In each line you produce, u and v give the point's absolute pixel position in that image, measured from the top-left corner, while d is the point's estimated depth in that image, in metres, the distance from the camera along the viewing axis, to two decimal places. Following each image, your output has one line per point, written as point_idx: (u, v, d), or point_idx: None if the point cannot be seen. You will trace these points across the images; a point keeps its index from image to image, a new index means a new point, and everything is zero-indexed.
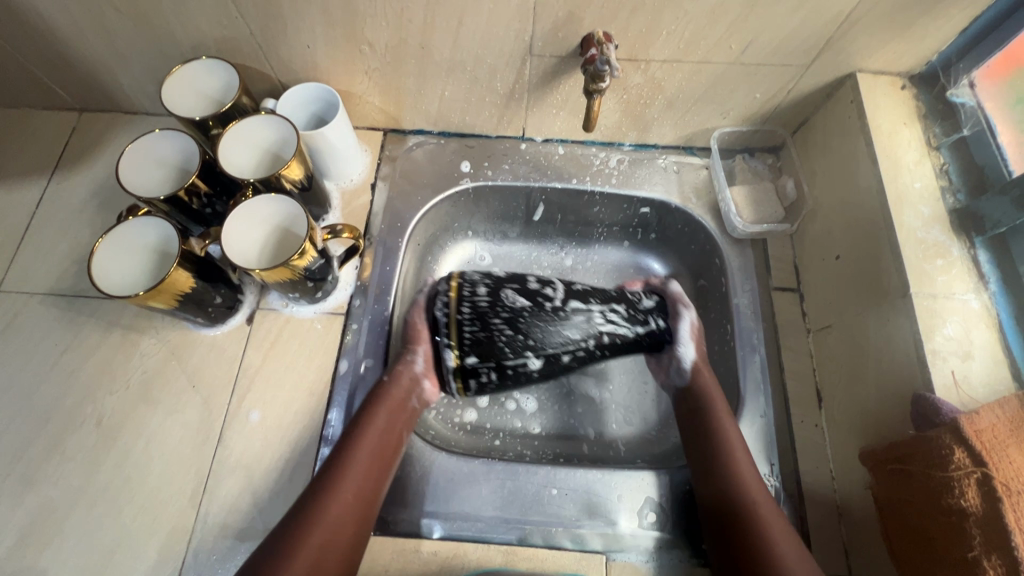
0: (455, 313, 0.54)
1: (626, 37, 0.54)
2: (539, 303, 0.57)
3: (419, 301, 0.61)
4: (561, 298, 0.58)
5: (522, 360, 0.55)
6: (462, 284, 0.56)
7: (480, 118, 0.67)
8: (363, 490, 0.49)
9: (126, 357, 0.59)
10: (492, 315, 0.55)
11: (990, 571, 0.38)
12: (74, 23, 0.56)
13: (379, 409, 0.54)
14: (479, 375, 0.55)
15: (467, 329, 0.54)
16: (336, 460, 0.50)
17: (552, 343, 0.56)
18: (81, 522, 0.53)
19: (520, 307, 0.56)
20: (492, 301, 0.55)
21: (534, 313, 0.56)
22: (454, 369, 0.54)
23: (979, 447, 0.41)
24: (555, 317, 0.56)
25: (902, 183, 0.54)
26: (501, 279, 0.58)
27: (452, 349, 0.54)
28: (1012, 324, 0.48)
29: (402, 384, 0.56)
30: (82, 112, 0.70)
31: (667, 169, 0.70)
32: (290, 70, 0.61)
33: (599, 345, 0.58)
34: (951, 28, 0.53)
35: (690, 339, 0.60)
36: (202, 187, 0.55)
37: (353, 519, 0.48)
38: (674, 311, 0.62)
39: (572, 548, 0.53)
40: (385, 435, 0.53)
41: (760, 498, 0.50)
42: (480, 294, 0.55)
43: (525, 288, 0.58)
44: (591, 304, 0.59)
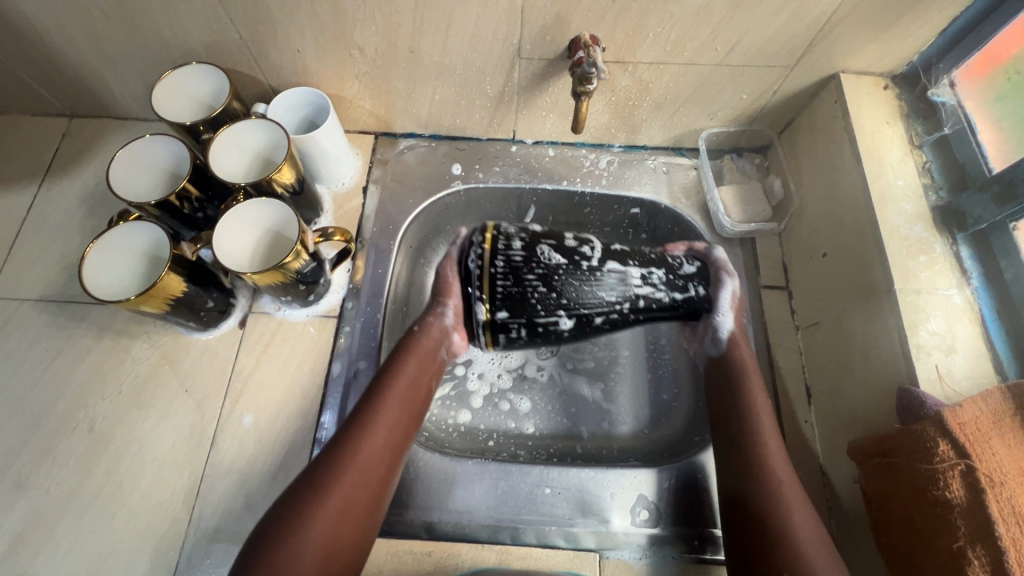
0: (489, 267, 0.51)
1: (613, 40, 0.55)
2: (576, 261, 0.53)
3: (452, 253, 0.57)
4: (598, 257, 0.54)
5: (553, 319, 0.52)
6: (497, 236, 0.53)
7: (470, 121, 0.68)
8: (393, 432, 0.50)
9: (118, 361, 0.59)
10: (526, 271, 0.51)
11: (974, 562, 0.39)
12: (63, 28, 0.56)
13: (409, 356, 0.54)
14: (509, 330, 0.52)
15: (500, 283, 0.51)
16: (365, 404, 0.50)
17: (585, 303, 0.53)
18: (73, 527, 0.53)
19: (556, 265, 0.53)
20: (528, 256, 0.52)
21: (570, 271, 0.53)
22: (484, 323, 0.52)
23: (963, 439, 0.41)
24: (591, 276, 0.53)
25: (886, 181, 0.55)
26: (537, 234, 0.54)
27: (484, 302, 0.51)
28: (994, 318, 0.49)
29: (432, 336, 0.56)
30: (72, 119, 0.70)
31: (656, 169, 0.70)
32: (281, 75, 0.61)
33: (635, 309, 0.54)
34: (931, 29, 0.54)
35: (730, 309, 0.58)
36: (193, 192, 0.55)
37: (383, 461, 0.48)
38: (716, 279, 0.58)
39: (565, 547, 0.54)
40: (414, 383, 0.53)
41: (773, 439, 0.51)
42: (516, 248, 0.52)
43: (563, 244, 0.54)
44: (629, 265, 0.55)
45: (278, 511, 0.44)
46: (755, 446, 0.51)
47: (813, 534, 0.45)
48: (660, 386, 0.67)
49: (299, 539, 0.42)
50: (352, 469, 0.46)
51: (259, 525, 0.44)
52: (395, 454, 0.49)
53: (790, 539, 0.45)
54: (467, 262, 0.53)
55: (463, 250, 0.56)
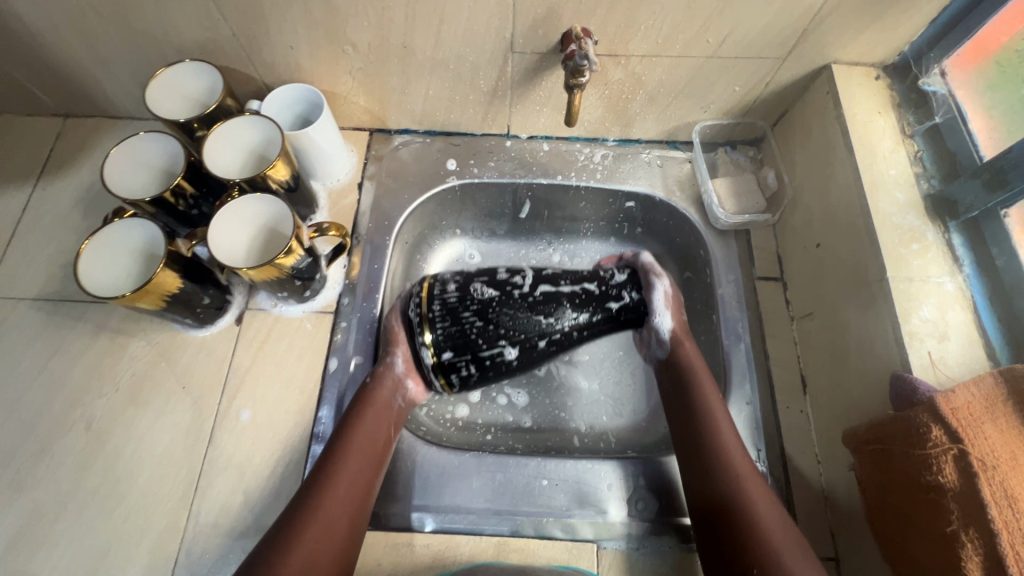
0: (427, 311, 0.53)
1: (606, 33, 0.55)
2: (508, 291, 0.55)
3: (395, 305, 0.60)
4: (530, 283, 0.56)
5: (498, 350, 0.53)
6: (433, 283, 0.55)
7: (464, 116, 0.68)
8: (352, 487, 0.49)
9: (115, 359, 0.59)
10: (462, 309, 0.53)
11: (968, 545, 0.40)
12: (56, 28, 0.56)
13: (364, 411, 0.53)
14: (458, 370, 0.53)
15: (439, 325, 0.53)
16: (322, 465, 0.49)
17: (525, 330, 0.54)
18: (71, 525, 0.53)
19: (489, 298, 0.54)
20: (461, 295, 0.54)
21: (504, 302, 0.54)
22: (433, 366, 0.53)
23: (956, 424, 0.41)
24: (525, 303, 0.55)
25: (878, 171, 0.55)
26: (472, 273, 0.57)
27: (427, 347, 0.53)
28: (987, 304, 0.49)
29: (384, 385, 0.55)
30: (66, 118, 0.70)
31: (650, 163, 0.70)
32: (274, 72, 0.61)
33: (574, 327, 0.55)
34: (921, 18, 0.54)
35: (665, 308, 0.58)
36: (188, 189, 0.56)
37: (344, 517, 0.47)
38: (646, 281, 0.59)
39: (563, 538, 0.54)
40: (371, 435, 0.52)
41: (757, 489, 0.48)
42: (449, 290, 0.54)
43: (496, 278, 0.56)
44: (562, 287, 0.56)
45: None
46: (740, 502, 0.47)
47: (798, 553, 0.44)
48: (656, 378, 0.68)
49: None
50: (311, 531, 0.45)
51: None
52: (360, 507, 0.49)
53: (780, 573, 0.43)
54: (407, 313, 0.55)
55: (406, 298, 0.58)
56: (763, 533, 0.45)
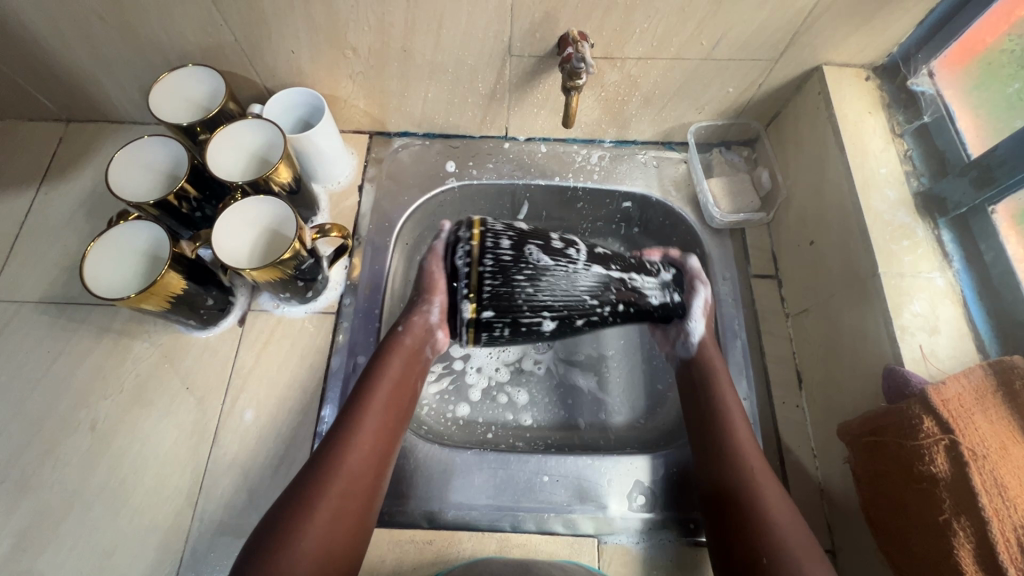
0: (477, 264, 0.50)
1: (601, 36, 0.56)
2: (562, 264, 0.53)
3: (437, 246, 0.57)
4: (583, 260, 0.55)
5: (538, 320, 0.53)
6: (484, 233, 0.52)
7: (463, 119, 0.69)
8: (380, 434, 0.50)
9: (119, 360, 0.60)
10: (515, 271, 0.51)
11: (959, 533, 0.40)
12: (61, 34, 0.57)
13: (394, 354, 0.54)
14: (492, 329, 0.52)
15: (488, 282, 0.50)
16: (351, 410, 0.50)
17: (569, 303, 0.53)
18: (77, 524, 0.53)
19: (544, 265, 0.52)
20: (516, 255, 0.51)
21: (557, 275, 0.53)
22: (467, 321, 0.51)
23: (947, 415, 0.43)
24: (577, 279, 0.53)
25: (869, 169, 0.57)
26: (525, 232, 0.54)
27: (470, 301, 0.51)
28: (975, 299, 0.51)
29: (415, 334, 0.56)
30: (69, 123, 0.71)
31: (647, 163, 0.72)
32: (276, 76, 0.62)
33: (616, 313, 0.55)
34: (909, 21, 0.56)
35: (702, 316, 0.60)
36: (191, 191, 0.56)
37: (371, 466, 0.48)
38: (690, 286, 0.61)
39: (564, 533, 0.55)
40: (398, 384, 0.53)
41: (756, 457, 0.51)
42: (504, 246, 0.51)
43: (549, 244, 0.54)
44: (611, 269, 0.55)
45: (268, 528, 0.44)
46: (740, 469, 0.50)
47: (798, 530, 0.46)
48: (654, 376, 0.69)
49: (292, 547, 0.42)
50: (340, 476, 0.46)
51: (248, 544, 0.43)
52: (385, 455, 0.50)
53: (769, 532, 0.46)
54: (453, 259, 0.52)
55: (447, 246, 0.55)
56: (757, 495, 0.48)
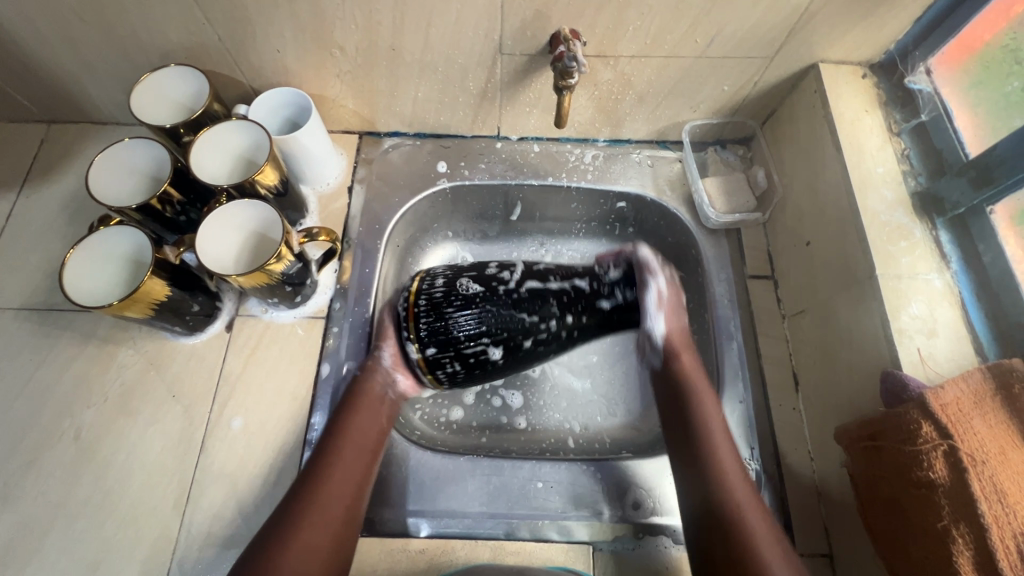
0: (412, 306, 0.53)
1: (594, 34, 0.55)
2: (493, 288, 0.55)
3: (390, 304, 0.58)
4: (516, 280, 0.57)
5: (481, 348, 0.53)
6: (422, 278, 0.55)
7: (454, 118, 0.68)
8: (348, 480, 0.49)
9: (104, 368, 0.58)
10: (446, 305, 0.53)
11: (958, 540, 0.40)
12: (39, 33, 0.55)
13: (360, 403, 0.53)
14: (442, 365, 0.54)
15: (423, 319, 0.52)
16: (320, 459, 0.49)
17: (508, 326, 0.54)
18: (61, 536, 0.52)
19: (473, 293, 0.54)
20: (447, 290, 0.54)
21: (488, 299, 0.54)
22: (418, 362, 0.53)
23: (945, 420, 0.42)
24: (512, 298, 0.55)
25: (866, 169, 0.56)
26: (462, 269, 0.57)
27: (413, 342, 0.53)
28: (974, 301, 0.50)
29: (376, 378, 0.55)
30: (51, 125, 0.69)
31: (641, 163, 0.71)
32: (262, 75, 0.61)
33: (564, 325, 0.56)
34: (906, 17, 0.55)
35: (658, 309, 0.57)
36: (175, 195, 0.55)
37: (338, 519, 0.46)
38: (640, 280, 0.58)
39: (559, 540, 0.54)
40: (365, 429, 0.52)
41: (746, 496, 0.47)
42: (436, 286, 0.54)
43: (482, 274, 0.57)
44: (549, 283, 0.57)
45: None
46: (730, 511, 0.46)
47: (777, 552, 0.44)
48: None
49: None
50: (306, 523, 0.45)
51: None
52: (356, 499, 0.48)
53: None
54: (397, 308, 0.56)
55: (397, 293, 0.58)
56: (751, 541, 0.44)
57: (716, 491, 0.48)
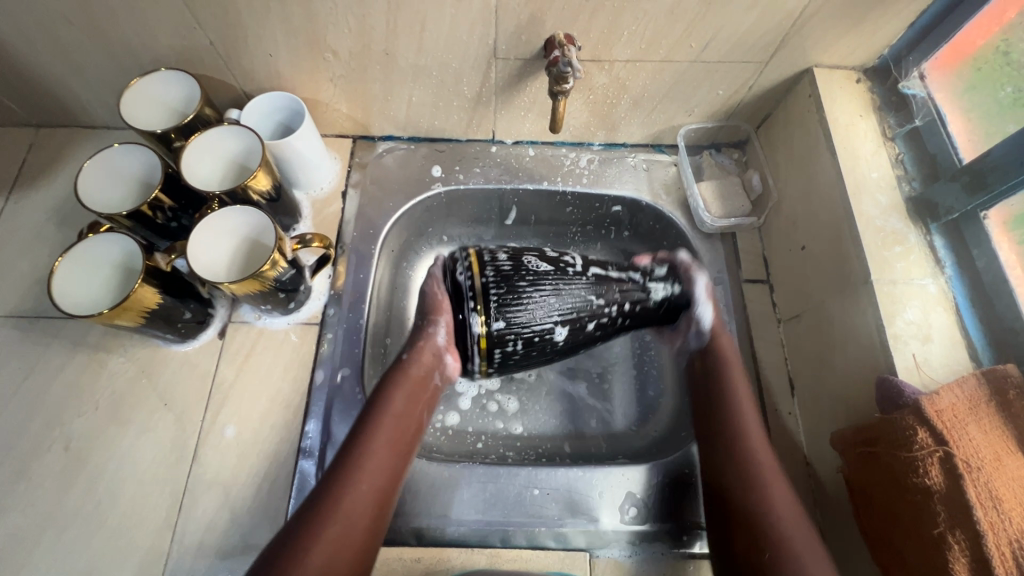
0: (479, 278, 0.52)
1: (589, 39, 0.55)
2: (562, 268, 0.54)
3: (437, 273, 0.58)
4: (581, 264, 0.55)
5: (549, 328, 0.52)
6: (481, 251, 0.54)
7: (449, 122, 0.67)
8: (383, 472, 0.48)
9: (93, 377, 0.58)
10: (517, 279, 0.52)
11: (954, 547, 0.40)
12: (25, 36, 0.54)
13: (401, 388, 0.52)
14: (504, 344, 0.52)
15: (493, 291, 0.51)
16: (353, 449, 0.48)
17: (577, 308, 0.53)
18: (51, 548, 0.51)
19: (544, 271, 0.53)
20: (515, 265, 0.53)
21: (559, 278, 0.54)
22: (479, 335, 0.51)
23: (941, 427, 0.42)
24: (580, 282, 0.54)
25: (860, 174, 0.56)
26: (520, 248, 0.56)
27: (480, 314, 0.51)
28: (968, 307, 0.50)
29: (424, 361, 0.54)
30: (39, 129, 0.68)
31: (636, 167, 0.70)
32: (254, 79, 0.60)
33: (624, 312, 0.55)
34: (899, 22, 0.55)
35: (707, 300, 0.58)
36: (166, 201, 0.54)
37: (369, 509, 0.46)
38: (688, 277, 0.57)
39: (556, 547, 0.54)
40: (400, 424, 0.50)
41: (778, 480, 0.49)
42: (501, 258, 0.53)
43: (546, 253, 0.55)
44: (610, 270, 0.56)
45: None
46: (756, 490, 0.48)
47: (811, 548, 0.44)
48: (645, 382, 0.67)
49: None
50: (347, 512, 0.45)
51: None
52: (386, 495, 0.47)
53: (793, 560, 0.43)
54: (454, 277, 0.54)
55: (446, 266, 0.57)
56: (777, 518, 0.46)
57: (753, 479, 0.48)
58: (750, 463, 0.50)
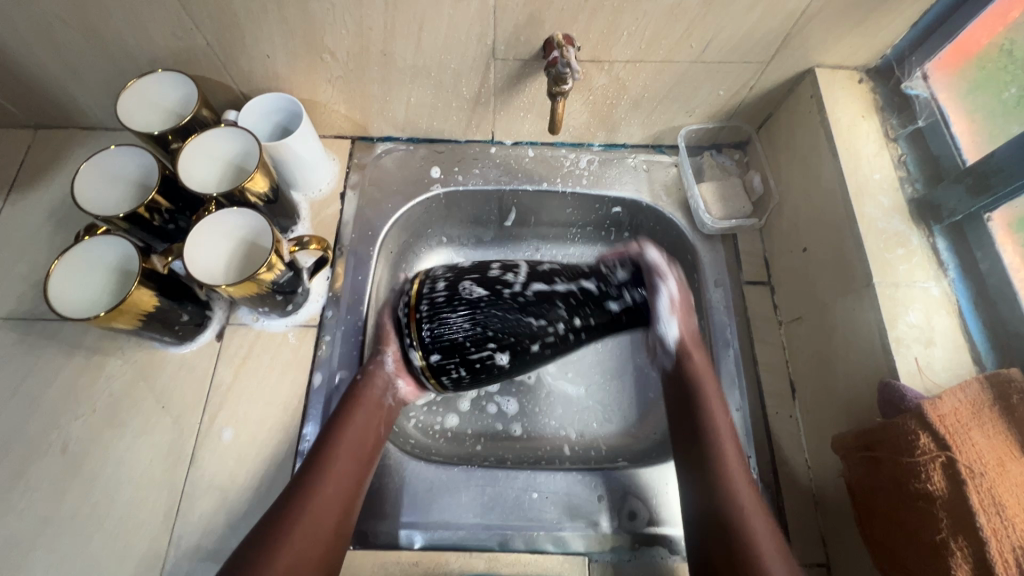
0: (413, 312, 0.51)
1: (588, 39, 0.54)
2: (498, 291, 0.52)
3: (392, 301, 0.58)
4: (521, 282, 0.53)
5: (488, 354, 0.51)
6: (422, 280, 0.53)
7: (448, 123, 0.67)
8: (342, 486, 0.48)
9: (92, 379, 0.57)
10: (449, 310, 0.50)
11: (957, 553, 0.39)
12: (22, 38, 0.54)
13: (357, 407, 0.52)
14: (448, 371, 0.51)
15: (425, 326, 0.50)
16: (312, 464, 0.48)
17: (516, 331, 0.51)
18: (47, 551, 0.51)
19: (478, 298, 0.51)
20: (450, 294, 0.51)
21: (493, 304, 0.51)
22: (421, 368, 0.51)
23: (943, 431, 0.42)
24: (519, 301, 0.52)
25: (862, 175, 0.55)
26: (463, 270, 0.54)
27: (416, 349, 0.51)
28: (972, 310, 0.49)
29: (376, 384, 0.53)
30: (37, 130, 0.68)
31: (636, 168, 0.70)
32: (252, 80, 0.60)
33: (572, 327, 0.53)
34: (902, 22, 0.54)
35: (671, 315, 0.56)
36: (163, 203, 0.54)
37: (329, 524, 0.46)
38: (651, 283, 0.55)
39: (554, 551, 0.53)
40: (362, 436, 0.51)
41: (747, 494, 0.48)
42: (438, 288, 0.51)
43: (487, 276, 0.53)
44: (555, 284, 0.54)
45: None
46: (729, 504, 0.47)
47: (781, 563, 0.44)
48: (645, 385, 0.67)
49: None
50: (303, 530, 0.44)
51: None
52: (349, 509, 0.48)
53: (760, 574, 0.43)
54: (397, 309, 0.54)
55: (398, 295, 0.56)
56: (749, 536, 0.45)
57: (728, 501, 0.47)
58: (726, 484, 0.48)
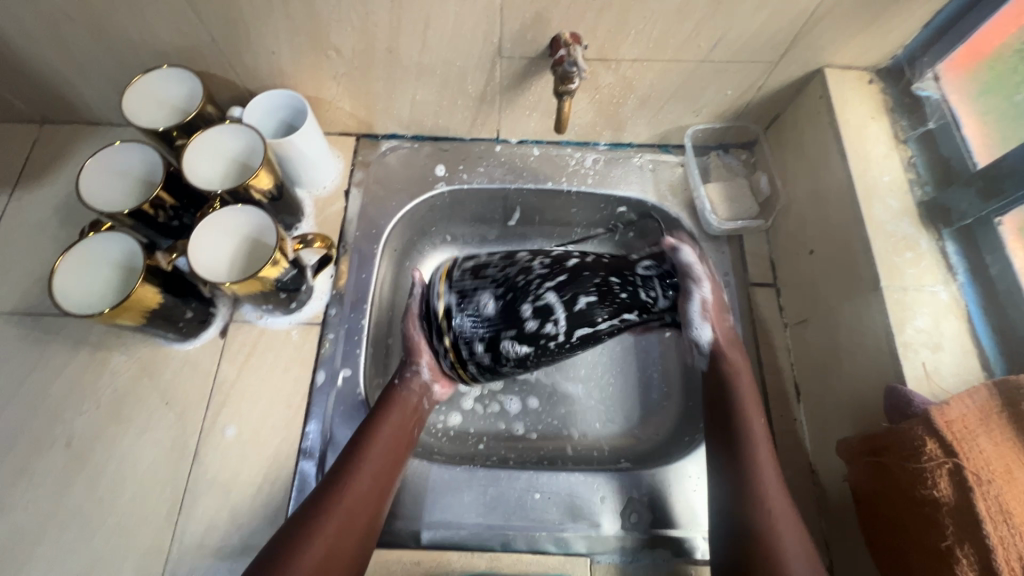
0: (463, 371, 0.51)
1: (595, 38, 0.54)
2: (544, 345, 0.48)
3: (413, 308, 0.54)
4: (565, 330, 0.48)
5: None
6: (456, 341, 0.48)
7: (453, 121, 0.66)
8: (378, 477, 0.48)
9: (96, 374, 0.58)
10: (500, 367, 0.50)
11: (963, 561, 0.39)
12: (28, 33, 0.54)
13: (393, 407, 0.52)
14: None
15: (479, 376, 0.51)
16: (350, 454, 0.48)
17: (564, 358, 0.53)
18: (52, 546, 0.51)
19: (525, 356, 0.48)
20: (494, 358, 0.48)
21: (540, 355, 0.49)
22: None
23: (951, 438, 0.41)
24: (563, 351, 0.49)
25: (871, 177, 0.55)
26: (496, 321, 0.48)
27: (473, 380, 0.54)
28: (980, 314, 0.49)
29: (413, 390, 0.53)
30: (43, 125, 0.68)
31: (642, 167, 0.70)
32: (256, 77, 0.60)
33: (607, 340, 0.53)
34: (914, 22, 0.53)
35: (704, 318, 0.53)
36: (168, 199, 0.54)
37: (367, 509, 0.47)
38: (684, 286, 0.53)
39: (556, 552, 0.53)
40: (397, 435, 0.51)
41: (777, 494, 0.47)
42: (478, 353, 0.48)
43: (525, 330, 0.47)
44: (599, 322, 0.49)
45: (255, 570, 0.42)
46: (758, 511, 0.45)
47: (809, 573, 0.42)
48: (648, 386, 0.67)
49: None
50: (339, 513, 0.45)
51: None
52: (382, 499, 0.48)
53: None
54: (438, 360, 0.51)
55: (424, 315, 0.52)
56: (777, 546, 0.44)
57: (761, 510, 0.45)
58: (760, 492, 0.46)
